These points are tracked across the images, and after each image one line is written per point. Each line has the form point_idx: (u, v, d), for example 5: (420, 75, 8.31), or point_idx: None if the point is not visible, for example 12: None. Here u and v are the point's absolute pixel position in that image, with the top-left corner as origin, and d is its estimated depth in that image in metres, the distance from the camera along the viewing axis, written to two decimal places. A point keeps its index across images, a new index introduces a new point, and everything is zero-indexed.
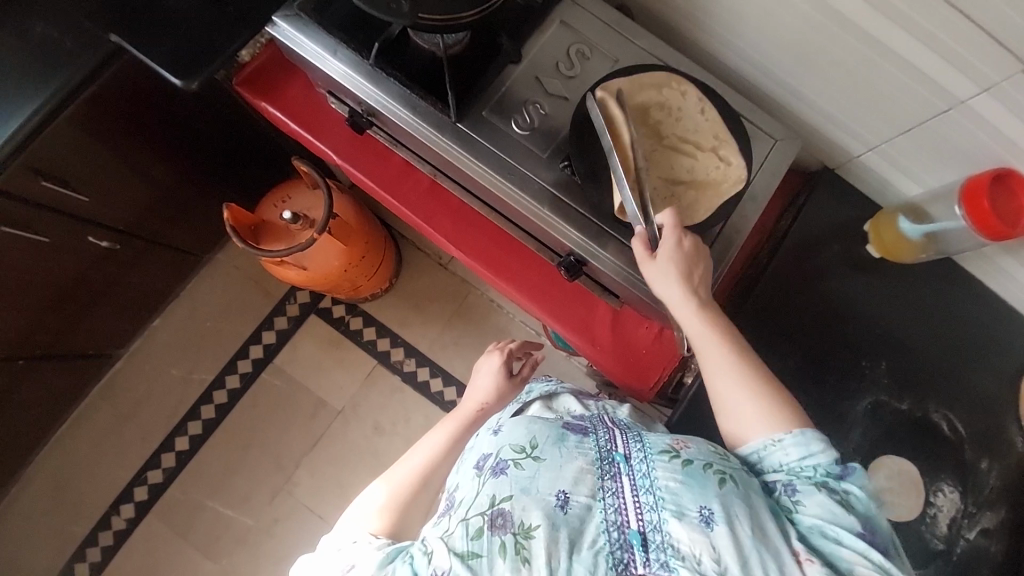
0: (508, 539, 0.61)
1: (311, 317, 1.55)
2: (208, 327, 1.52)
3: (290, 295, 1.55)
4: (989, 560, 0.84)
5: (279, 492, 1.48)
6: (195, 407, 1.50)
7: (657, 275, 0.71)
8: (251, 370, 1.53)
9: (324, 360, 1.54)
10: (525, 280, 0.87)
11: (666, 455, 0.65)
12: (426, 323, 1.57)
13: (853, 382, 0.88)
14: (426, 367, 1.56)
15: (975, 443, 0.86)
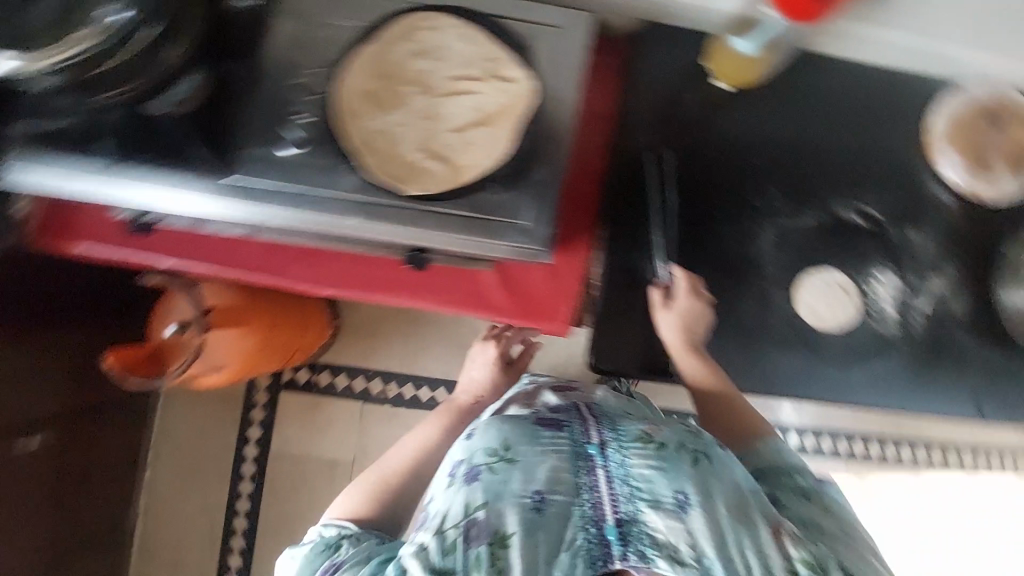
0: (484, 546, 0.57)
1: (281, 395, 1.56)
2: (194, 455, 1.51)
3: (252, 385, 1.55)
4: (959, 320, 0.82)
5: None
6: (224, 531, 1.49)
7: (492, 228, 0.66)
8: (256, 470, 1.53)
9: (312, 422, 1.56)
10: (403, 283, 0.85)
11: (641, 442, 0.65)
12: (386, 344, 1.58)
13: (751, 219, 0.82)
14: (409, 382, 1.59)
15: (895, 219, 0.82)
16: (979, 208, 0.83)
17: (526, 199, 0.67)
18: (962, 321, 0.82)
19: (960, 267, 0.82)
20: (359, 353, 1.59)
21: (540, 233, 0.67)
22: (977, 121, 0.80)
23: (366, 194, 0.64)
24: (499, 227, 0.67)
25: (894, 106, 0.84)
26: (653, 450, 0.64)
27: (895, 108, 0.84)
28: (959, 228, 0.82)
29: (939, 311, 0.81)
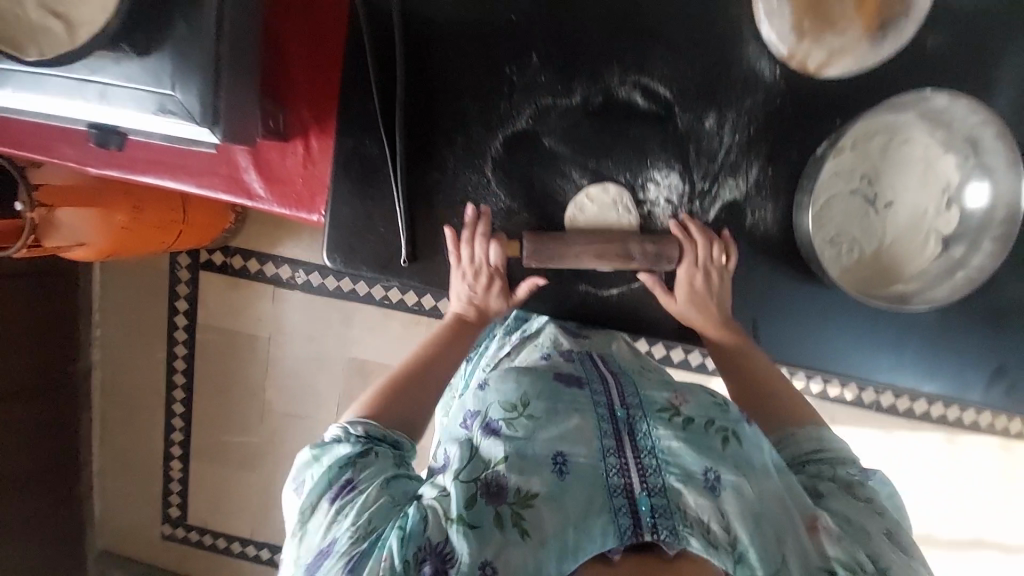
0: (396, 549, 0.44)
1: (202, 274, 1.53)
2: (129, 330, 1.56)
3: (174, 263, 1.53)
4: (751, 234, 0.67)
5: (270, 429, 1.55)
6: (167, 404, 1.58)
7: (136, 98, 0.60)
8: (188, 344, 1.55)
9: (229, 304, 1.53)
10: (152, 161, 0.79)
11: (666, 413, 0.51)
12: (291, 229, 1.48)
13: (503, 98, 0.67)
14: (316, 269, 1.48)
15: (688, 100, 0.65)
16: (807, 82, 0.63)
17: (168, 63, 0.59)
18: (755, 235, 0.66)
19: (767, 166, 0.65)
20: (267, 238, 1.48)
21: (191, 106, 0.60)
22: None
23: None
24: (144, 99, 0.60)
25: None
26: (670, 422, 0.50)
27: None
28: (775, 113, 0.64)
29: (726, 223, 0.67)
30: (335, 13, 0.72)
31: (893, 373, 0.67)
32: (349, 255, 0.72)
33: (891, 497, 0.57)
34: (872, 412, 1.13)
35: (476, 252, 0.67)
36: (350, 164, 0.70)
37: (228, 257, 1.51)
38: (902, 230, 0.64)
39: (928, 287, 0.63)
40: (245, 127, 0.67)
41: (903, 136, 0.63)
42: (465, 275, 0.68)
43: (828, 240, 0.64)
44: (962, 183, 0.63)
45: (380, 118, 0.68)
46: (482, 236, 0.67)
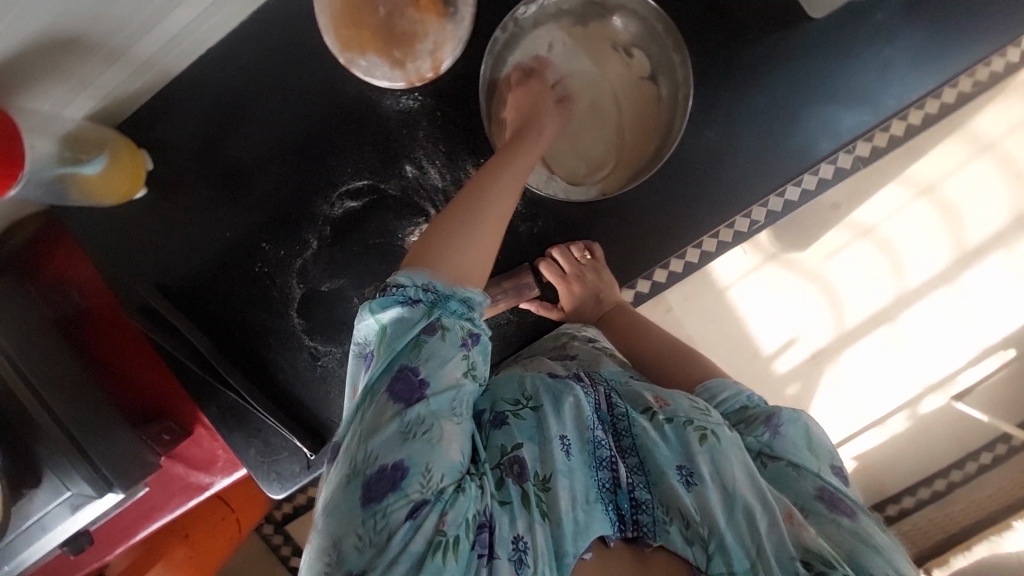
0: (454, 525, 0.42)
1: (286, 531, 1.66)
2: None
3: (263, 540, 1.67)
4: (516, 213, 0.68)
5: None
6: None
7: (55, 516, 0.70)
8: None
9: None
10: (133, 521, 0.91)
11: (644, 411, 0.55)
12: None
13: (272, 286, 0.74)
14: None
15: (382, 169, 0.70)
16: (445, 80, 0.67)
17: (52, 476, 0.69)
18: (518, 210, 0.68)
19: (477, 159, 0.68)
20: None
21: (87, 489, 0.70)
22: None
23: None
24: (60, 510, 0.70)
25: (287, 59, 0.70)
26: (648, 419, 0.54)
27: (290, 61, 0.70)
28: (446, 120, 0.68)
29: None
30: (133, 337, 0.85)
31: (729, 196, 0.66)
32: (281, 476, 0.78)
33: (811, 437, 0.56)
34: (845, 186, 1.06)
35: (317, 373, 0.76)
36: (229, 423, 0.78)
37: (293, 504, 1.64)
38: (616, 100, 0.67)
39: (670, 122, 0.66)
40: (143, 460, 0.77)
41: (545, 48, 0.67)
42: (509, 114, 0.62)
43: (571, 161, 0.67)
44: (615, 33, 0.67)
45: (214, 376, 0.76)
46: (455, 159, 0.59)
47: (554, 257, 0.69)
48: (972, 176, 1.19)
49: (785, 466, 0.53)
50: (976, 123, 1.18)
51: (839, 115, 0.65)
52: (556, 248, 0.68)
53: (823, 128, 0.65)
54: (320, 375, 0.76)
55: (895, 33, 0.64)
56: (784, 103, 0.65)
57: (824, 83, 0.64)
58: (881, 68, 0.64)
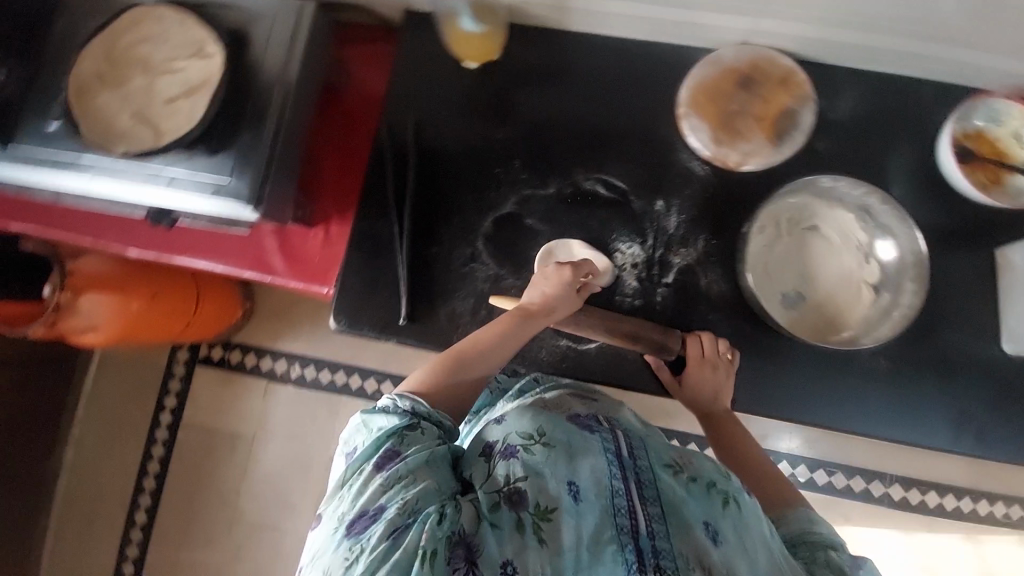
0: (434, 529, 0.50)
1: (196, 369, 1.52)
2: (107, 426, 1.49)
3: (171, 357, 1.52)
4: (707, 295, 0.78)
5: (236, 521, 1.43)
6: (132, 508, 1.45)
7: (196, 185, 0.74)
8: (167, 440, 1.48)
9: (220, 400, 1.50)
10: (193, 244, 0.92)
11: (670, 468, 0.61)
12: (293, 326, 1.52)
13: (490, 190, 0.83)
14: (313, 365, 1.49)
15: (641, 190, 0.81)
16: (734, 176, 0.80)
17: (232, 163, 0.74)
18: (709, 296, 0.78)
19: (710, 239, 0.79)
20: (268, 334, 1.52)
21: (241, 188, 0.74)
22: (722, 84, 0.79)
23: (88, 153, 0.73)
24: (205, 184, 0.74)
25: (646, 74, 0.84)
26: (675, 475, 0.61)
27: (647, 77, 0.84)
28: (711, 198, 0.80)
29: (685, 284, 0.79)
30: (347, 132, 0.93)
31: (850, 416, 0.76)
32: (357, 317, 0.81)
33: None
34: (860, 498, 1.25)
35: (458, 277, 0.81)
36: (363, 247, 0.83)
37: (228, 351, 1.52)
38: (837, 282, 0.78)
39: (870, 329, 0.75)
40: (280, 211, 0.82)
41: (816, 212, 0.79)
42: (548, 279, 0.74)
43: (777, 298, 0.77)
44: (871, 240, 0.77)
45: (392, 206, 0.84)
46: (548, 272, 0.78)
47: (699, 339, 0.75)
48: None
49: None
50: (998, 551, 1.22)
51: (941, 429, 0.76)
52: (705, 334, 0.75)
53: (921, 427, 0.76)
54: (463, 273, 0.81)
55: None
56: (915, 393, 0.76)
57: (977, 402, 0.76)
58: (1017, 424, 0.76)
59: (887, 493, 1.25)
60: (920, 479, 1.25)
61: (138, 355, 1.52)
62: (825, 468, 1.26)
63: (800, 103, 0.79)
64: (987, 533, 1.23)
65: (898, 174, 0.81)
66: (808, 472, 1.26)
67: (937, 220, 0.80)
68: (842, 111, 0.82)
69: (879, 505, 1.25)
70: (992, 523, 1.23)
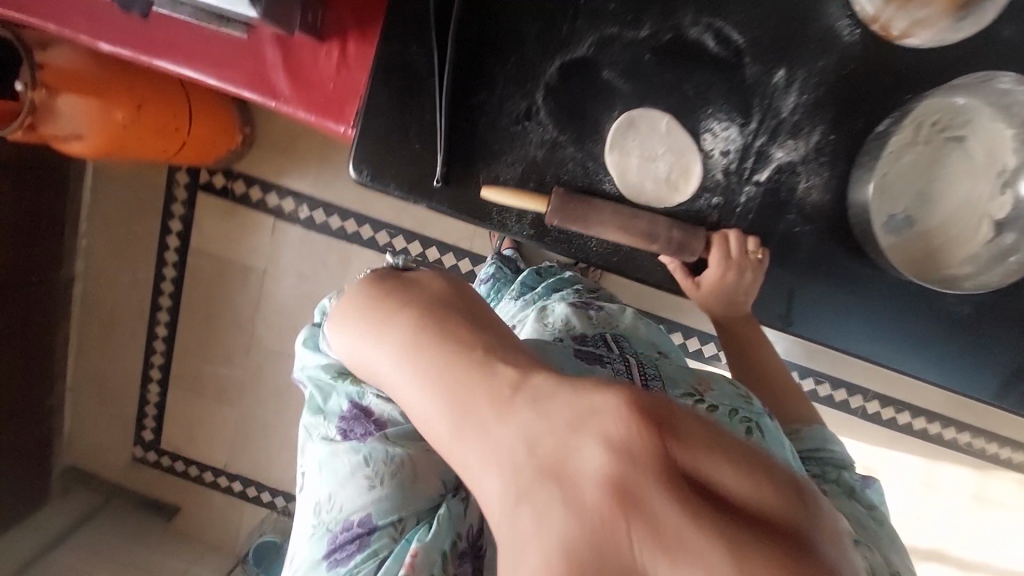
0: (437, 531, 0.52)
1: (199, 195, 1.41)
2: (115, 242, 1.45)
3: (171, 179, 1.41)
4: (800, 203, 0.65)
5: (251, 350, 1.47)
6: (150, 324, 1.48)
7: None
8: (177, 265, 1.45)
9: (227, 232, 1.43)
10: (180, 45, 0.73)
11: (688, 397, 0.55)
12: (302, 163, 1.37)
13: (563, 21, 0.63)
14: (323, 208, 1.39)
15: (761, 50, 0.61)
16: (889, 49, 0.61)
17: None
18: (803, 205, 0.65)
19: (829, 132, 0.63)
20: (274, 168, 1.38)
21: None
22: None
23: None
24: None
25: None
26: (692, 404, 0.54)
27: None
28: (847, 77, 0.61)
29: (779, 186, 0.64)
30: None
31: (916, 360, 0.69)
32: (382, 169, 0.67)
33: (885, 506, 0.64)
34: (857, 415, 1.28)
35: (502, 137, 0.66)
36: (391, 80, 0.66)
37: (232, 180, 1.40)
38: (958, 210, 0.64)
39: (978, 273, 0.63)
40: (286, 13, 0.63)
41: (968, 118, 0.62)
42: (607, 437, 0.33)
43: (883, 219, 0.64)
44: (1020, 167, 0.62)
45: (431, 25, 0.64)
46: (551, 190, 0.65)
47: (725, 239, 0.64)
48: (893, 489, 1.31)
49: (865, 510, 0.57)
50: (963, 474, 1.30)
51: (998, 381, 0.69)
52: (733, 235, 0.64)
53: (975, 375, 0.69)
54: (512, 133, 0.66)
55: None
56: (985, 343, 0.68)
57: None
58: None
59: (863, 406, 1.28)
60: (917, 406, 1.27)
61: (137, 172, 1.41)
62: (814, 376, 1.27)
63: None
64: (942, 454, 1.29)
65: None
66: (797, 378, 1.26)
67: None
68: None
69: (851, 415, 1.28)
70: (951, 447, 1.29)
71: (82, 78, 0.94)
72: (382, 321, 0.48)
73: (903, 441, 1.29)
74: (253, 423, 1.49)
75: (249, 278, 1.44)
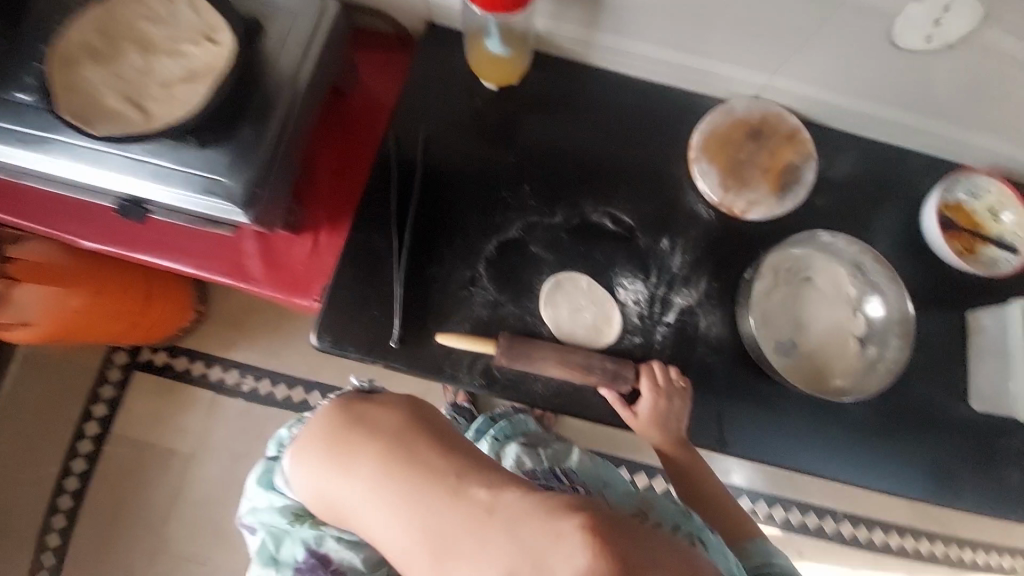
0: None
1: (135, 375, 1.37)
2: (27, 431, 1.32)
3: (108, 359, 1.37)
4: (705, 336, 0.78)
5: (170, 546, 1.28)
6: (46, 530, 1.27)
7: (183, 179, 0.67)
8: (95, 452, 1.32)
9: (158, 412, 1.36)
10: (166, 242, 0.84)
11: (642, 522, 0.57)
12: (256, 334, 1.41)
13: (497, 213, 0.81)
14: (273, 377, 1.39)
15: (647, 227, 0.81)
16: (738, 222, 0.82)
17: (225, 157, 0.67)
18: (706, 339, 0.78)
19: (711, 281, 0.80)
20: (227, 341, 1.40)
21: (234, 190, 0.67)
22: (734, 133, 0.83)
23: (64, 133, 0.66)
24: (192, 180, 0.67)
25: (659, 116, 0.86)
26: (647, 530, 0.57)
27: (660, 119, 0.86)
28: (713, 242, 0.81)
29: (684, 325, 0.78)
30: (351, 138, 0.89)
31: (835, 465, 0.76)
32: (345, 334, 0.76)
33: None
34: (829, 541, 1.25)
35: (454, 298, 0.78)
36: (354, 261, 0.79)
37: (177, 356, 1.39)
38: (827, 332, 0.79)
39: (861, 384, 0.76)
40: (272, 215, 0.75)
41: (811, 265, 0.81)
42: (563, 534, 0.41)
43: (772, 346, 0.78)
44: (860, 296, 0.80)
45: (392, 219, 0.80)
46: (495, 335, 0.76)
47: (651, 370, 0.74)
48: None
49: None
50: None
51: (911, 478, 0.77)
52: (657, 366, 0.74)
53: (891, 475, 0.77)
54: (461, 296, 0.78)
55: (1003, 468, 0.79)
56: (890, 445, 0.78)
57: (955, 461, 0.79)
58: (988, 483, 0.79)
59: (838, 530, 1.26)
60: (882, 526, 1.27)
61: (72, 355, 1.36)
62: (781, 504, 1.26)
63: (804, 160, 0.82)
64: None
65: (887, 236, 0.85)
66: (765, 507, 1.25)
67: (922, 281, 0.84)
68: (840, 170, 0.86)
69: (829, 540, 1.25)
70: (931, 567, 1.26)
71: (49, 271, 1.01)
72: (347, 457, 0.56)
73: (885, 567, 1.25)
74: None
75: (184, 458, 1.33)
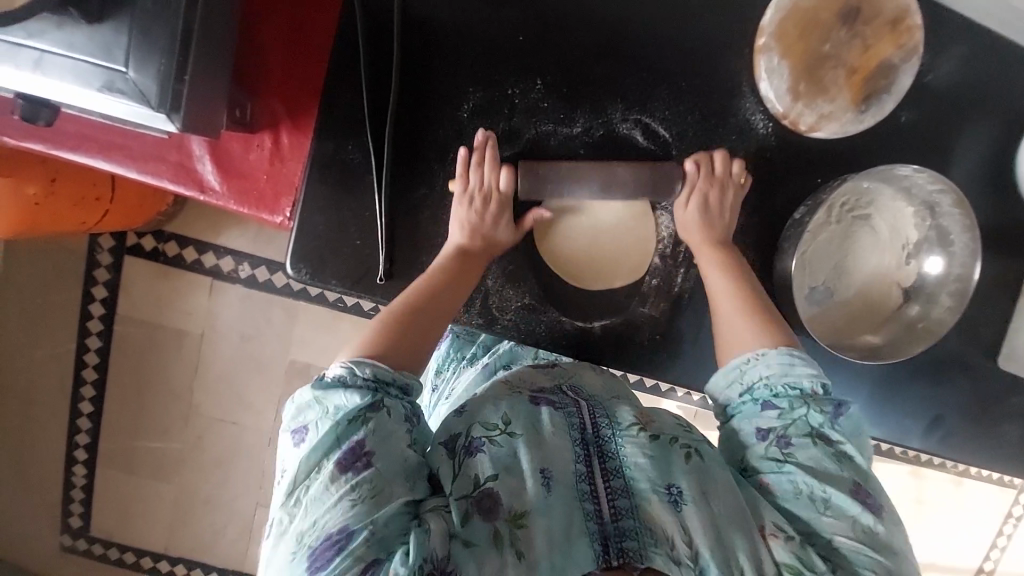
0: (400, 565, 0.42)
1: (126, 259, 1.31)
2: (27, 312, 1.31)
3: (93, 243, 1.30)
4: None
5: (189, 417, 1.36)
6: (72, 401, 1.34)
7: (78, 72, 0.50)
8: (103, 332, 1.33)
9: (159, 293, 1.33)
10: (97, 139, 0.69)
11: (635, 428, 0.52)
12: (241, 221, 1.31)
13: (499, 119, 0.64)
14: (264, 266, 1.32)
15: (685, 143, 0.65)
16: (798, 139, 0.66)
17: (129, 39, 0.49)
18: None
19: (753, 215, 0.67)
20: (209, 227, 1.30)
21: (146, 87, 0.50)
22: (822, 14, 0.63)
23: None
24: (89, 73, 0.50)
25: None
26: (639, 437, 0.52)
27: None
28: (765, 165, 0.66)
29: None
30: (310, 2, 0.67)
31: None
32: (327, 258, 0.65)
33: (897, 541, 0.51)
34: None
35: (486, 176, 0.63)
36: (328, 170, 0.64)
37: (163, 242, 1.31)
38: (870, 281, 0.70)
39: (893, 342, 0.69)
40: (209, 115, 0.59)
41: (874, 199, 0.68)
42: (471, 203, 0.62)
43: (805, 292, 0.68)
44: (920, 243, 0.69)
45: (366, 123, 0.63)
46: (491, 160, 0.62)
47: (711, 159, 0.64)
48: None
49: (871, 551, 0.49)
50: (894, 476, 1.39)
51: (916, 426, 0.75)
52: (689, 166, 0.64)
53: (895, 423, 0.75)
54: (455, 226, 0.66)
55: (1012, 418, 0.77)
56: (904, 393, 0.75)
57: (966, 409, 0.76)
58: (994, 431, 0.77)
59: None
60: None
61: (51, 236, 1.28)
62: None
63: (905, 58, 0.63)
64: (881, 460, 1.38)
65: (973, 164, 0.69)
66: None
67: (993, 221, 0.72)
68: (940, 74, 0.67)
69: None
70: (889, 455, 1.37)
71: None
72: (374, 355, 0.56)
73: None
74: (194, 498, 1.37)
75: (187, 342, 1.34)
